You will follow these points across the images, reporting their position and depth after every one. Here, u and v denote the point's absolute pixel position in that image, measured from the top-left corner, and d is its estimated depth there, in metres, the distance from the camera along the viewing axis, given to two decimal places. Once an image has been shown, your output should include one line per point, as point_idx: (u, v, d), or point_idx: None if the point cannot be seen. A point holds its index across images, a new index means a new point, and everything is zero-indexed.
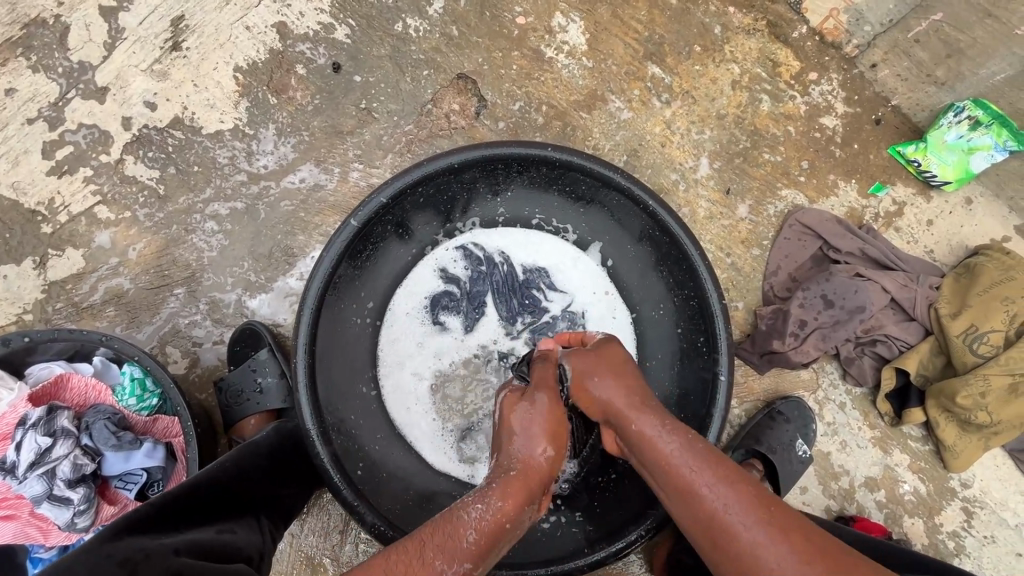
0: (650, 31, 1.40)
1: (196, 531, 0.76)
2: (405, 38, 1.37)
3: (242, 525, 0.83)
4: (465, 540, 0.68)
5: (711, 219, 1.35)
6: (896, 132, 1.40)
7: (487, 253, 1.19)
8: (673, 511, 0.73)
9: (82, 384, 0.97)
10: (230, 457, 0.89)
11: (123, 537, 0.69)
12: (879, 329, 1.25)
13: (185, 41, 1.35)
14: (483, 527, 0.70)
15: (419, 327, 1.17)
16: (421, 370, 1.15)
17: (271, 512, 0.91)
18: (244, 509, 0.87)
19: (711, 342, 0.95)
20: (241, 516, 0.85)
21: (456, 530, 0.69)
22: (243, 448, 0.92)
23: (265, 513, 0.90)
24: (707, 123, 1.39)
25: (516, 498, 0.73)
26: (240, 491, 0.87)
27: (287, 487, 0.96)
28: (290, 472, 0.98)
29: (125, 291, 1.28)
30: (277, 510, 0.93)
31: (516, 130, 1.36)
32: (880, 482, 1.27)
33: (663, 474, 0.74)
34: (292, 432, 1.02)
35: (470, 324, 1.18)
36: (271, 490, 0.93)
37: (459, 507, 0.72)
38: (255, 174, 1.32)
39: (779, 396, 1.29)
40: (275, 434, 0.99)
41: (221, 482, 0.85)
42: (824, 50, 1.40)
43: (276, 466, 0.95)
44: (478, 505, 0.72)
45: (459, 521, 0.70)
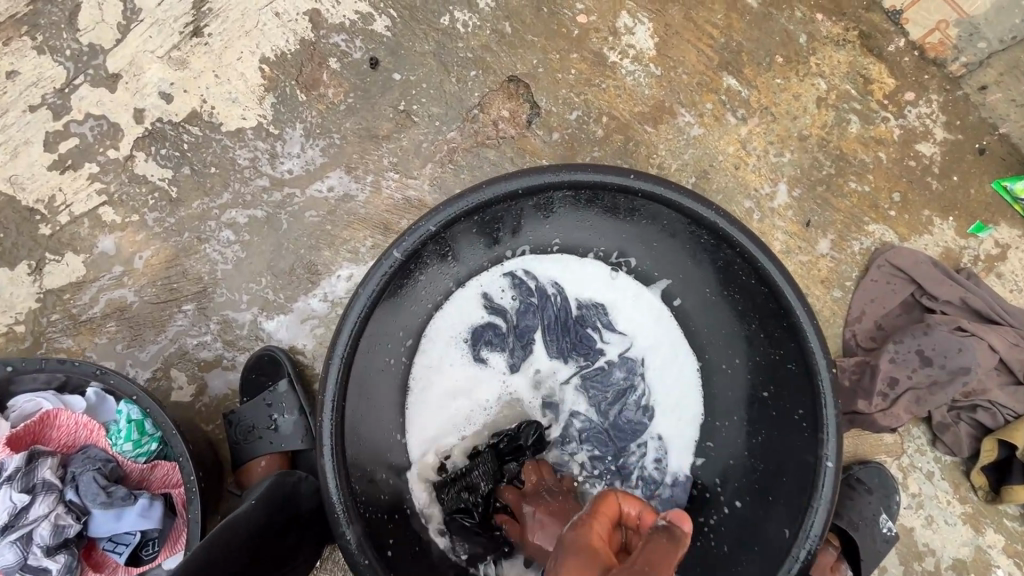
0: (728, 36, 1.24)
1: None
2: (452, 33, 1.22)
3: None
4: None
5: (788, 254, 1.20)
6: (1001, 164, 1.23)
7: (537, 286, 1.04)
8: None
9: (72, 422, 0.84)
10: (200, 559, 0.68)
11: None
12: (982, 393, 1.09)
13: (206, 26, 1.21)
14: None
15: (458, 367, 1.02)
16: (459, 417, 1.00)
17: None
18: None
19: (814, 418, 0.79)
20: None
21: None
22: (223, 529, 0.73)
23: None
24: (788, 144, 1.22)
25: None
26: None
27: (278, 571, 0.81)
28: (286, 547, 0.83)
29: (129, 304, 1.14)
30: None
31: (571, 143, 1.21)
32: (970, 565, 1.12)
33: None
34: (291, 494, 0.86)
35: (515, 364, 1.03)
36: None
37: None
38: (279, 179, 1.18)
39: (857, 460, 1.14)
40: (263, 504, 0.81)
41: None
42: (923, 68, 1.23)
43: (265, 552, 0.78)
44: None
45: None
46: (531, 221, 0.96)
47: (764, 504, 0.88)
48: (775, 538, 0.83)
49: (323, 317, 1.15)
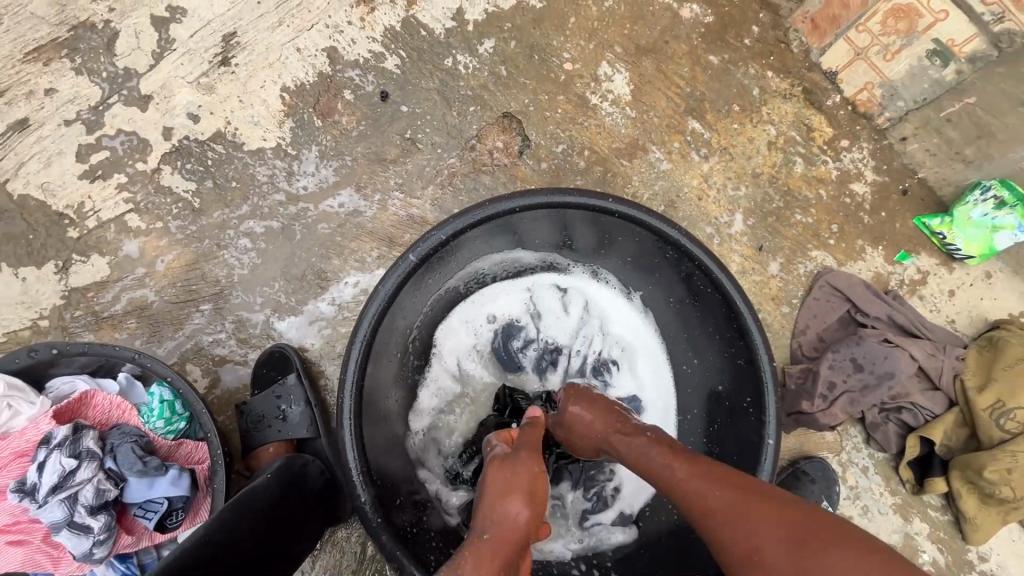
0: (692, 87, 1.44)
1: None
2: (455, 72, 1.39)
3: None
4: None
5: (743, 274, 1.37)
6: (922, 204, 1.43)
7: (563, 303, 1.22)
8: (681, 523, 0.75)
9: (107, 402, 0.94)
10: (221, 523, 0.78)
11: None
12: (907, 397, 1.26)
13: (234, 57, 1.35)
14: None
15: (484, 355, 1.19)
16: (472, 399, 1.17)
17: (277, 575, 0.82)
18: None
19: (759, 403, 0.94)
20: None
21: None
22: (233, 503, 0.82)
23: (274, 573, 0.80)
24: (743, 179, 1.42)
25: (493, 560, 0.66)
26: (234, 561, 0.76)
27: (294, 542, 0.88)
28: (296, 521, 0.90)
29: (149, 303, 1.24)
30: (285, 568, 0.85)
31: (557, 172, 1.38)
32: (900, 550, 1.28)
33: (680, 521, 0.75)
34: (299, 475, 0.95)
35: (535, 362, 1.20)
36: (278, 547, 0.84)
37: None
38: (295, 195, 1.31)
39: (804, 456, 1.30)
40: (275, 479, 0.92)
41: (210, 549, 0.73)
42: (856, 120, 1.45)
43: (276, 523, 0.86)
44: None
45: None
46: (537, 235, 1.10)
47: None
48: None
49: (330, 319, 1.26)
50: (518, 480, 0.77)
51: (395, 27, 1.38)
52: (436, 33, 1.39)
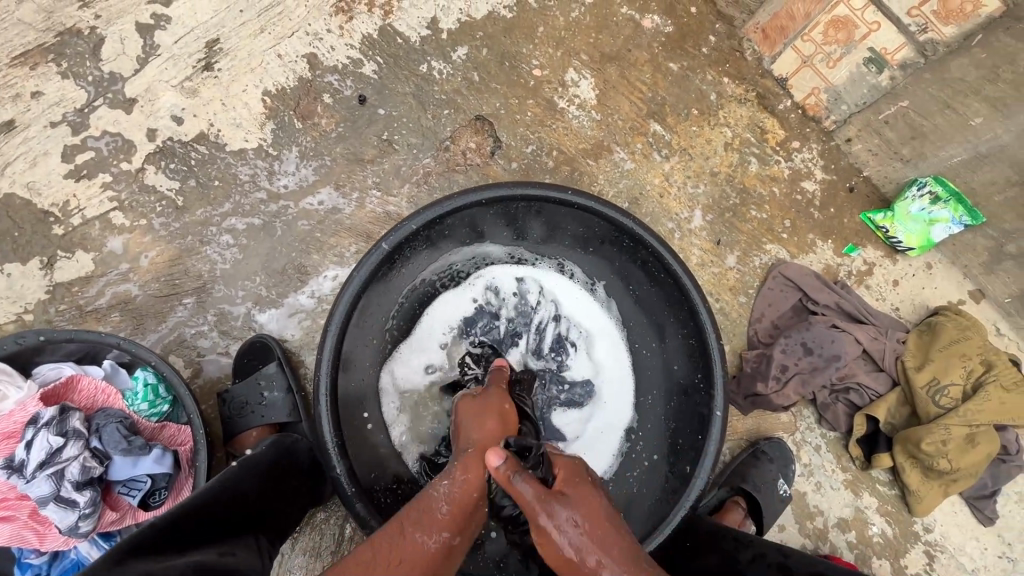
0: (653, 91, 1.53)
1: (197, 552, 0.78)
2: (429, 78, 1.46)
3: (241, 545, 0.85)
4: (437, 511, 0.77)
5: (703, 266, 1.46)
6: (866, 200, 1.54)
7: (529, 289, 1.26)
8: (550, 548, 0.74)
9: (92, 386, 0.98)
10: (231, 475, 0.92)
11: (127, 559, 0.70)
12: (853, 377, 1.35)
13: (217, 62, 1.41)
14: (452, 498, 0.78)
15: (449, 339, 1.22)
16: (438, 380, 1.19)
17: (270, 530, 0.94)
18: (242, 529, 0.89)
19: (709, 379, 1.03)
20: (239, 535, 0.87)
21: (426, 507, 0.77)
22: (241, 465, 0.95)
23: (261, 530, 0.92)
24: (702, 178, 1.51)
25: (477, 470, 0.80)
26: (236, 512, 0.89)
27: (286, 505, 0.99)
28: (291, 488, 1.01)
29: (133, 297, 1.28)
30: (277, 526, 0.96)
31: (527, 171, 1.46)
32: (851, 523, 1.35)
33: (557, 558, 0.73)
34: (290, 448, 1.05)
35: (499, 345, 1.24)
36: (269, 508, 0.96)
37: (427, 487, 0.80)
38: (275, 193, 1.37)
39: (761, 436, 1.38)
40: (273, 449, 1.02)
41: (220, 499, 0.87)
42: (805, 123, 1.56)
43: (277, 485, 0.98)
44: (445, 482, 0.80)
45: (428, 496, 0.78)
46: (505, 225, 1.18)
47: (676, 455, 1.10)
48: (681, 477, 1.06)
49: (310, 312, 1.32)
50: (492, 408, 0.91)
51: (372, 35, 1.45)
52: (411, 40, 1.46)
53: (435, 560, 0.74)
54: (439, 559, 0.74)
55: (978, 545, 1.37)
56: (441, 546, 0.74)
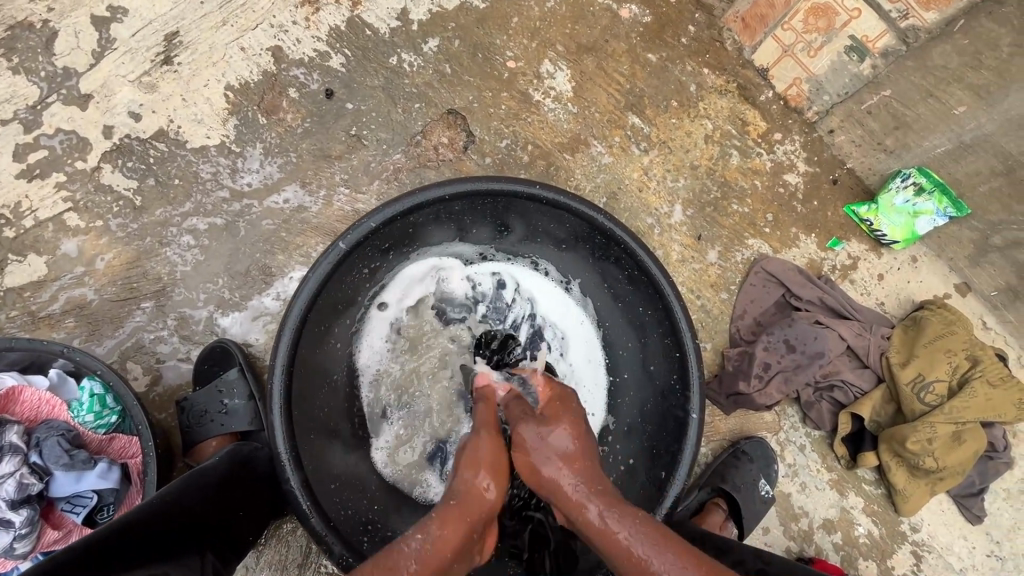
0: (632, 83, 1.49)
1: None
2: (400, 71, 1.41)
3: (179, 567, 0.76)
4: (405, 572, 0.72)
5: (683, 262, 1.42)
6: (850, 192, 1.51)
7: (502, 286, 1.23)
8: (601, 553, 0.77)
9: (35, 398, 0.94)
10: (173, 489, 0.82)
11: None
12: (837, 374, 1.32)
13: (177, 55, 1.35)
14: (425, 558, 0.73)
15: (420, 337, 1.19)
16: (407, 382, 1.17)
17: (216, 544, 0.86)
18: (186, 546, 0.80)
19: (684, 380, 1.00)
20: (182, 555, 0.79)
21: (396, 562, 0.72)
22: (190, 474, 0.86)
23: (208, 545, 0.84)
24: (682, 172, 1.47)
25: (453, 526, 0.77)
26: (182, 526, 0.81)
27: (234, 515, 0.91)
28: (243, 496, 0.94)
29: (89, 301, 1.23)
30: (223, 539, 0.89)
31: (501, 166, 1.41)
32: (837, 524, 1.32)
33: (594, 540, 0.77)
34: (250, 456, 0.98)
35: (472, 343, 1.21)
36: (219, 518, 0.88)
37: (398, 543, 0.75)
38: (238, 191, 1.31)
39: (743, 436, 1.34)
40: (227, 458, 0.94)
41: (166, 513, 0.79)
42: (787, 114, 1.52)
43: (227, 494, 0.91)
44: (418, 537, 0.75)
45: (399, 553, 0.73)
46: (474, 222, 1.13)
47: (652, 458, 1.06)
48: (656, 482, 1.02)
49: (275, 314, 1.27)
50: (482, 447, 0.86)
51: (339, 26, 1.40)
52: (381, 32, 1.41)
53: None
54: None
55: (966, 544, 1.34)
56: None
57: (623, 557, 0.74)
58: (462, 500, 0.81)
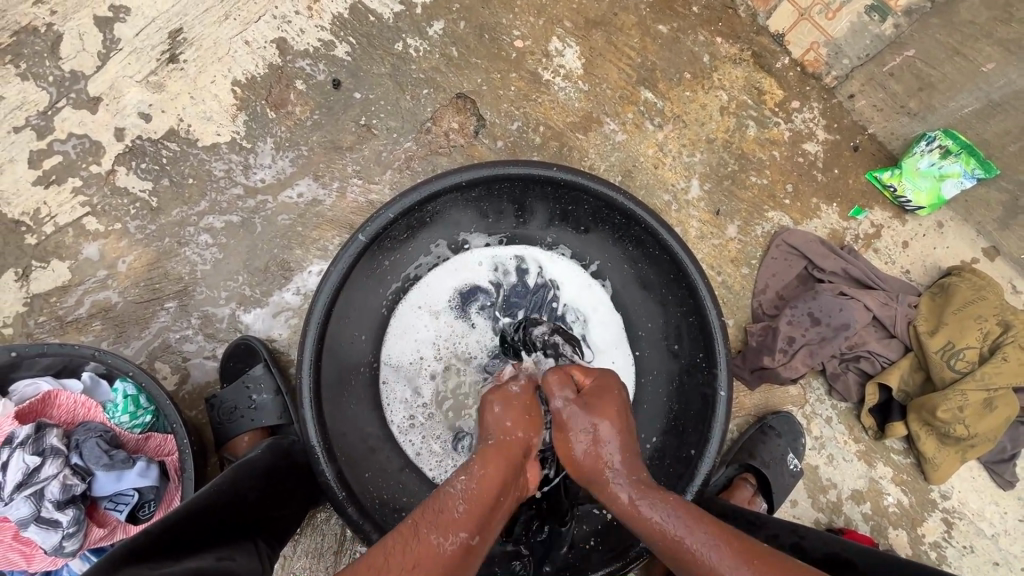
0: (643, 57, 1.45)
1: (194, 558, 0.70)
2: (406, 57, 1.39)
3: (239, 551, 0.78)
4: (455, 511, 0.73)
5: (702, 238, 1.40)
6: (872, 159, 1.46)
7: (522, 270, 1.22)
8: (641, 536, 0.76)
9: (71, 401, 0.96)
10: (224, 480, 0.83)
11: (121, 569, 0.62)
12: (863, 345, 1.30)
13: (182, 53, 1.34)
14: (471, 495, 0.75)
15: (443, 327, 1.18)
16: (432, 372, 1.17)
17: (266, 536, 0.86)
18: (239, 535, 0.81)
19: (711, 357, 0.99)
20: (237, 541, 0.80)
21: (445, 504, 0.74)
22: (239, 467, 0.87)
23: (259, 535, 0.85)
24: (698, 146, 1.44)
25: (496, 464, 0.79)
26: (232, 517, 0.81)
27: (279, 509, 0.91)
28: (287, 492, 0.94)
29: (113, 304, 1.25)
30: (272, 531, 0.89)
31: (513, 149, 1.39)
32: (866, 494, 1.32)
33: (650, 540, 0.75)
34: (288, 450, 0.97)
35: (496, 330, 1.20)
36: (265, 512, 0.88)
37: (445, 484, 0.77)
38: (252, 187, 1.31)
39: (769, 411, 1.33)
40: (269, 453, 0.93)
41: (217, 504, 0.80)
42: (805, 81, 1.47)
43: (275, 487, 0.91)
44: (462, 478, 0.77)
45: (447, 495, 0.75)
46: (491, 207, 1.12)
47: (679, 437, 1.06)
48: (685, 460, 1.03)
49: (297, 308, 1.28)
50: (519, 410, 0.86)
51: (343, 14, 1.37)
52: (384, 18, 1.39)
53: (455, 562, 0.70)
54: (457, 562, 0.70)
55: (998, 509, 1.33)
56: (459, 547, 0.71)
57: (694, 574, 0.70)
58: (500, 443, 0.82)
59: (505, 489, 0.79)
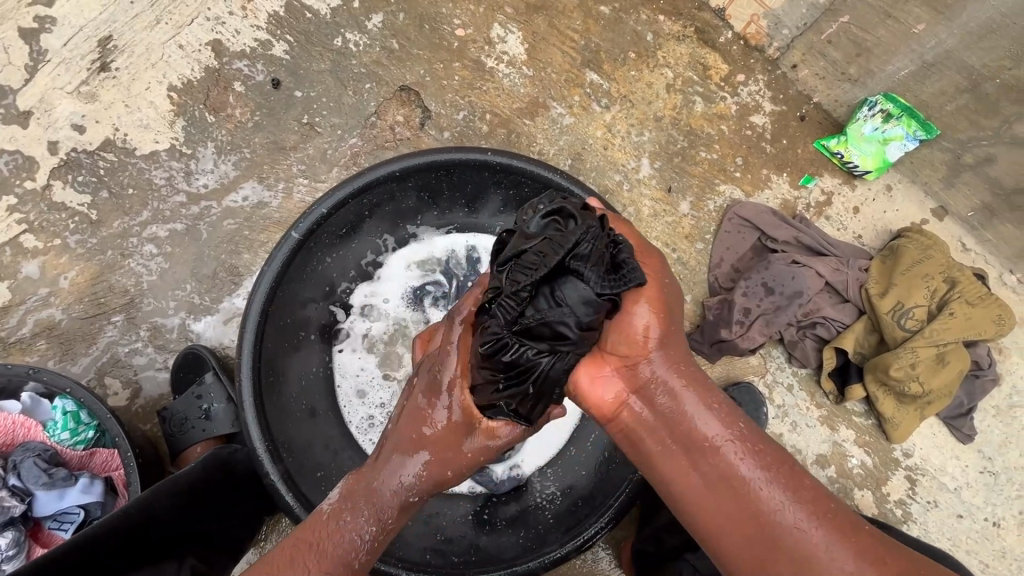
0: (586, 39, 1.44)
1: None
2: (345, 52, 1.37)
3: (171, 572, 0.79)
4: (355, 561, 0.72)
5: (656, 217, 1.40)
6: (820, 127, 1.47)
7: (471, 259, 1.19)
8: (697, 447, 0.70)
9: (8, 421, 0.94)
10: (154, 491, 0.83)
11: None
12: (818, 312, 1.32)
13: (113, 61, 1.31)
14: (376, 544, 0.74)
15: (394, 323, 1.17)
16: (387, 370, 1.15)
17: (194, 547, 0.90)
18: (164, 553, 0.84)
19: None
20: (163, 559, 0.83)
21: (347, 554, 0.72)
22: (166, 480, 0.84)
23: (188, 551, 0.88)
24: (646, 125, 1.43)
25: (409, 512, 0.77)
26: (156, 534, 0.83)
27: (210, 522, 0.93)
28: (221, 505, 0.95)
29: (57, 322, 1.22)
30: (201, 544, 0.91)
31: (461, 139, 1.38)
32: (831, 458, 1.33)
33: (713, 460, 0.69)
34: (228, 459, 0.97)
35: None
36: (191, 525, 0.89)
37: (348, 528, 0.73)
38: (196, 194, 1.29)
39: (730, 383, 1.34)
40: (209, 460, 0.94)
41: (143, 522, 0.81)
42: (749, 54, 1.47)
43: (208, 501, 0.92)
44: (370, 528, 0.74)
45: (350, 545, 0.72)
46: (434, 198, 1.12)
47: None
48: None
49: None
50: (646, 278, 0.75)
51: (278, 12, 1.35)
52: (321, 13, 1.36)
53: None
54: None
55: (959, 463, 1.36)
56: None
57: (760, 508, 0.66)
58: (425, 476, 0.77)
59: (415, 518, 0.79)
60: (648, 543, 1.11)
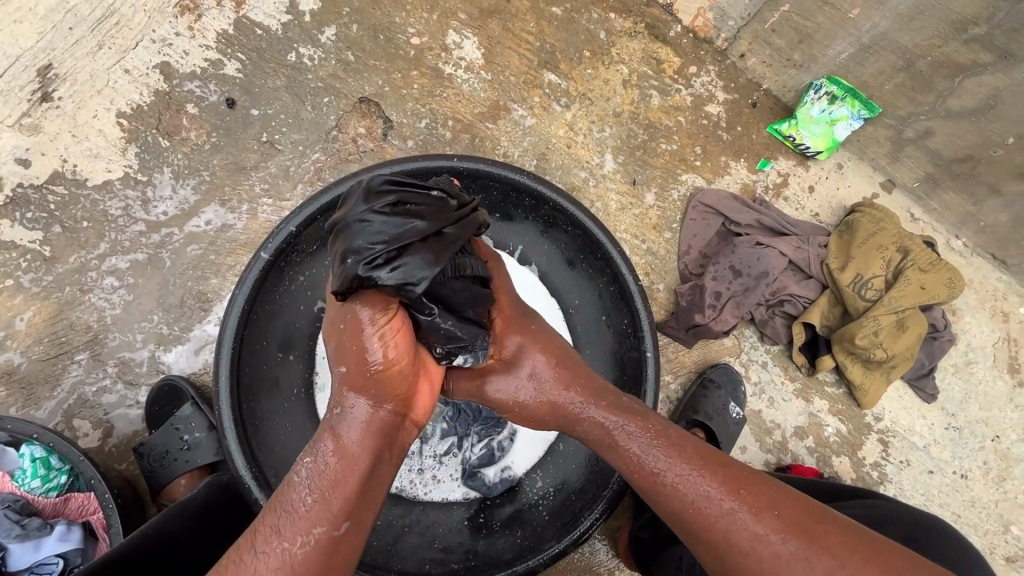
0: (541, 40, 1.46)
1: None
2: (300, 67, 1.35)
3: None
4: (302, 505, 0.69)
5: (623, 210, 1.43)
6: (771, 113, 1.53)
7: None
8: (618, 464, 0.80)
9: None
10: (153, 523, 0.82)
11: None
12: (784, 290, 1.37)
13: (55, 90, 1.26)
14: (320, 480, 0.71)
15: None
16: None
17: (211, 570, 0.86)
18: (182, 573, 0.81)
19: (634, 323, 1.03)
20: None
21: (290, 497, 0.70)
22: (169, 509, 0.85)
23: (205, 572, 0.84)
24: (606, 121, 1.46)
25: (360, 434, 0.74)
26: (168, 559, 0.80)
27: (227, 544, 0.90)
28: (233, 528, 0.93)
29: (16, 366, 1.16)
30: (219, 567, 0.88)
31: (425, 147, 1.38)
32: (808, 429, 1.39)
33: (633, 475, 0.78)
34: (228, 483, 0.96)
35: None
36: (206, 549, 0.86)
37: (289, 473, 0.72)
38: (155, 222, 1.25)
39: (708, 365, 1.38)
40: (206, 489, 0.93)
41: (144, 550, 0.79)
42: (699, 46, 1.51)
43: (216, 524, 0.90)
44: (307, 462, 0.72)
45: (290, 488, 0.70)
46: None
47: None
48: None
49: None
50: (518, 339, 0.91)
51: (227, 30, 1.32)
52: (272, 29, 1.34)
53: (320, 557, 0.67)
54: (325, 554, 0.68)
55: (926, 422, 1.43)
56: (319, 541, 0.67)
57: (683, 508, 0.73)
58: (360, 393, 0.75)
59: (380, 453, 0.76)
60: (642, 530, 1.13)
